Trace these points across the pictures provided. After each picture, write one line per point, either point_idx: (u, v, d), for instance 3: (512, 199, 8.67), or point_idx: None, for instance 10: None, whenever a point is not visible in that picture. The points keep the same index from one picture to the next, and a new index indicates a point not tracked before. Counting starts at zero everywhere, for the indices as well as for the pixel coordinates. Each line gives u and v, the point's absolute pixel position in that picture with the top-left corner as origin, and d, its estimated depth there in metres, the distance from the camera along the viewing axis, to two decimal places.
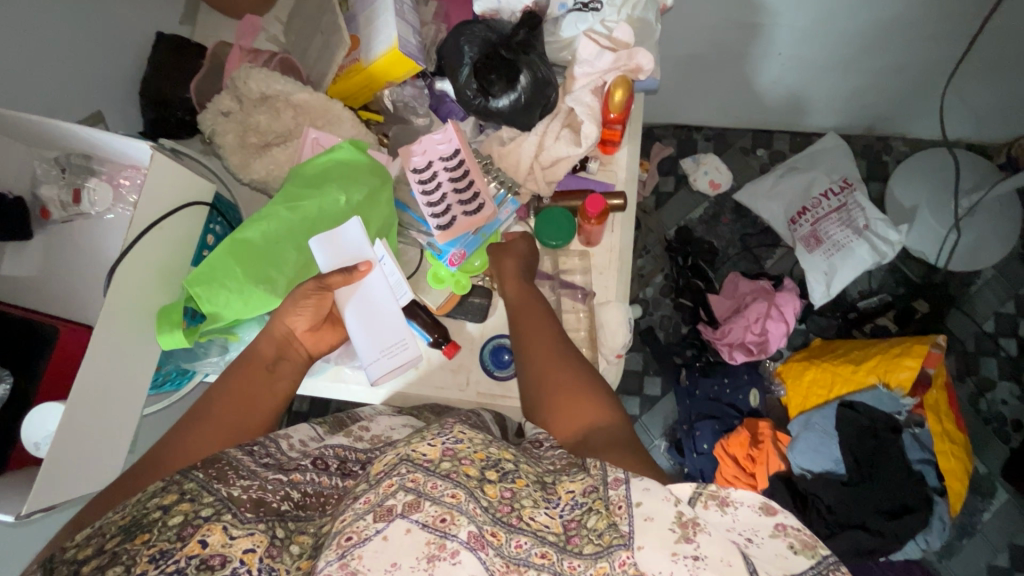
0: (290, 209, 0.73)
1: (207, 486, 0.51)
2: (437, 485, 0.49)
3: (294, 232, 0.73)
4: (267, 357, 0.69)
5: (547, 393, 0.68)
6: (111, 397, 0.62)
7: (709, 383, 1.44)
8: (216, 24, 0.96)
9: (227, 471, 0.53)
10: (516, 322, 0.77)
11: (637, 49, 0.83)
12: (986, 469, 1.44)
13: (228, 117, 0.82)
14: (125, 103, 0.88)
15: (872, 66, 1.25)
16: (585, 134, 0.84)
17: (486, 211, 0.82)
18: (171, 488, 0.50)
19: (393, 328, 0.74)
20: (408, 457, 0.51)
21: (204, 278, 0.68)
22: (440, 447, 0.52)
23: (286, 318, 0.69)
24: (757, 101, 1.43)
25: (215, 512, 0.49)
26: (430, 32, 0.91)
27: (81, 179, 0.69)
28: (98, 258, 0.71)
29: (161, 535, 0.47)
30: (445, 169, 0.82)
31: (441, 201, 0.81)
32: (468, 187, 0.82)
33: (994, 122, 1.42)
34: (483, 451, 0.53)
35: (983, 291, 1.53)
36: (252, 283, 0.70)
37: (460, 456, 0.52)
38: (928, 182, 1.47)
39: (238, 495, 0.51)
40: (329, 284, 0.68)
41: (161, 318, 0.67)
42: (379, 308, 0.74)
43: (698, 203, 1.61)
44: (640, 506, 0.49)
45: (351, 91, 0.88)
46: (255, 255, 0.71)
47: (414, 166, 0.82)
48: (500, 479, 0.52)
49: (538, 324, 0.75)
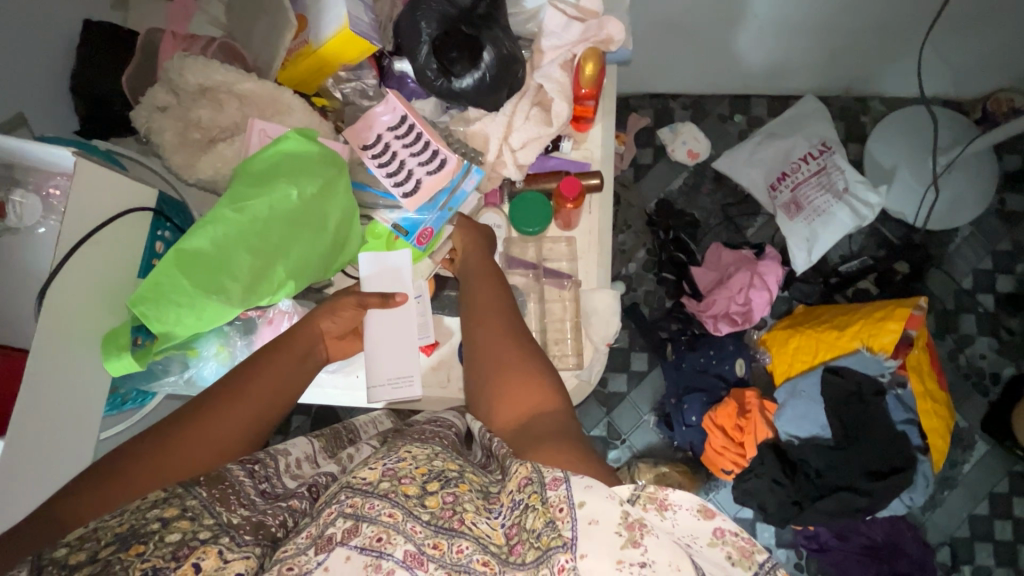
0: (238, 210, 0.67)
1: (210, 507, 0.49)
2: (373, 506, 0.46)
3: (247, 233, 0.67)
4: (298, 346, 0.68)
5: (492, 383, 0.64)
6: (58, 420, 0.58)
7: (696, 356, 1.43)
8: (152, 10, 0.88)
9: (228, 493, 0.51)
10: (469, 305, 0.72)
11: (607, 17, 0.79)
12: (965, 423, 1.47)
13: (166, 112, 0.75)
14: (55, 101, 0.81)
15: (848, 25, 1.21)
16: (555, 113, 0.80)
17: (450, 164, 0.78)
18: (173, 501, 0.48)
19: (406, 361, 0.77)
20: (348, 484, 0.48)
21: (153, 296, 0.63)
22: (380, 469, 0.50)
23: (319, 321, 0.71)
24: (734, 66, 1.38)
25: (213, 534, 0.46)
26: (385, 8, 0.83)
27: (5, 192, 0.63)
28: (25, 276, 0.64)
29: (156, 550, 0.44)
30: (397, 139, 0.78)
31: (402, 170, 0.78)
32: (425, 147, 0.78)
33: (971, 76, 1.39)
34: (426, 466, 0.51)
35: (962, 248, 1.53)
36: (203, 294, 0.64)
37: (400, 475, 0.49)
38: (906, 142, 1.45)
39: (237, 521, 0.48)
40: (367, 302, 0.74)
41: (107, 343, 0.63)
42: (401, 340, 0.77)
43: (677, 174, 1.57)
44: (583, 508, 0.46)
45: (302, 77, 0.82)
46: (206, 264, 0.65)
47: (365, 143, 0.79)
48: (443, 487, 0.49)
49: (489, 309, 0.70)
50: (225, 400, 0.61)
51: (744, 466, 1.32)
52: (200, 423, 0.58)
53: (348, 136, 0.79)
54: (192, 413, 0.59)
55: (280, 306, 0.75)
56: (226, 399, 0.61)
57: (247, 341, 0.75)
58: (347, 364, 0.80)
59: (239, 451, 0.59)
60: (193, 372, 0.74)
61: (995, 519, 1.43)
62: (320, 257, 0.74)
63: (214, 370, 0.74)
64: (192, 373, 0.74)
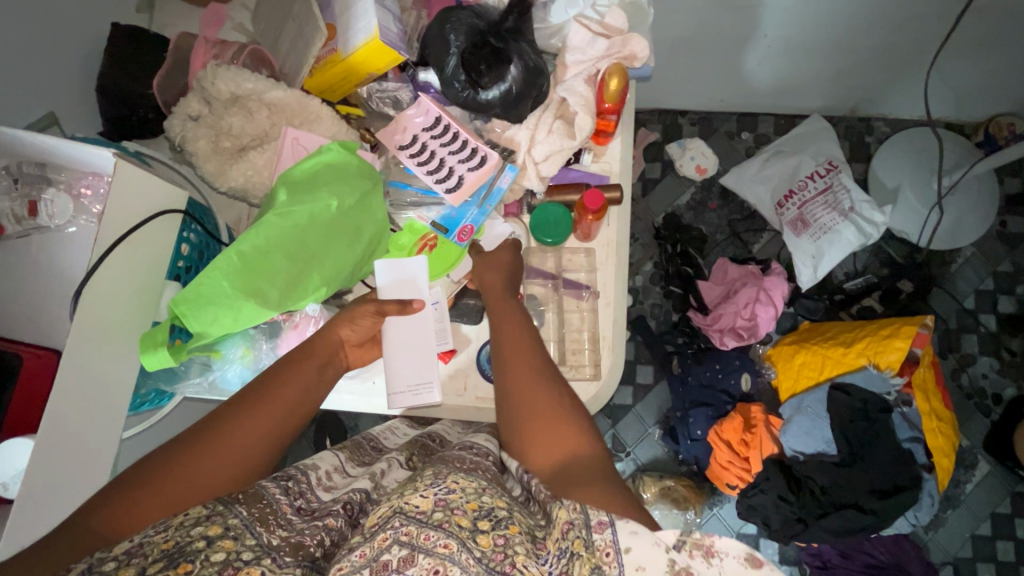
0: (281, 216, 0.68)
1: (250, 527, 0.49)
2: (429, 536, 0.47)
3: (287, 240, 0.68)
4: (321, 356, 0.68)
5: (528, 416, 0.63)
6: (87, 433, 0.57)
7: (701, 370, 1.44)
8: (178, 14, 0.89)
9: (268, 514, 0.50)
10: (497, 339, 0.70)
11: (631, 35, 0.81)
12: (968, 442, 1.48)
13: (198, 121, 0.76)
14: (81, 103, 0.82)
15: (856, 49, 1.23)
16: (579, 126, 0.80)
17: (490, 161, 0.80)
18: (216, 518, 0.48)
19: (424, 367, 0.77)
20: (400, 510, 0.49)
21: (193, 297, 0.64)
22: (432, 498, 0.50)
23: (339, 329, 0.71)
24: (744, 84, 1.41)
25: (255, 556, 0.46)
26: (411, 20, 0.85)
27: (37, 190, 0.63)
28: (58, 280, 0.64)
29: (203, 567, 0.44)
30: (434, 139, 0.80)
31: (442, 168, 0.80)
32: (463, 144, 0.80)
33: (974, 100, 1.42)
34: (476, 501, 0.50)
35: (964, 268, 1.55)
36: (242, 296, 0.65)
37: (452, 506, 0.49)
38: (910, 163, 1.48)
39: (277, 542, 0.48)
40: (385, 310, 0.73)
41: (145, 337, 0.63)
42: (420, 347, 0.77)
43: (685, 189, 1.59)
44: (629, 554, 0.47)
45: (328, 84, 0.83)
46: (245, 266, 0.65)
47: (401, 144, 0.80)
48: (494, 527, 0.48)
49: (516, 341, 0.69)
50: (256, 410, 0.60)
51: (749, 480, 1.32)
52: (229, 432, 0.58)
53: (383, 140, 0.81)
54: (222, 421, 0.59)
55: (306, 311, 0.74)
56: (255, 410, 0.60)
57: (272, 345, 0.75)
58: (364, 371, 0.80)
59: (264, 461, 0.59)
60: (217, 375, 0.74)
61: (997, 540, 1.44)
62: (349, 268, 0.75)
63: (238, 373, 0.74)
64: (215, 376, 0.74)
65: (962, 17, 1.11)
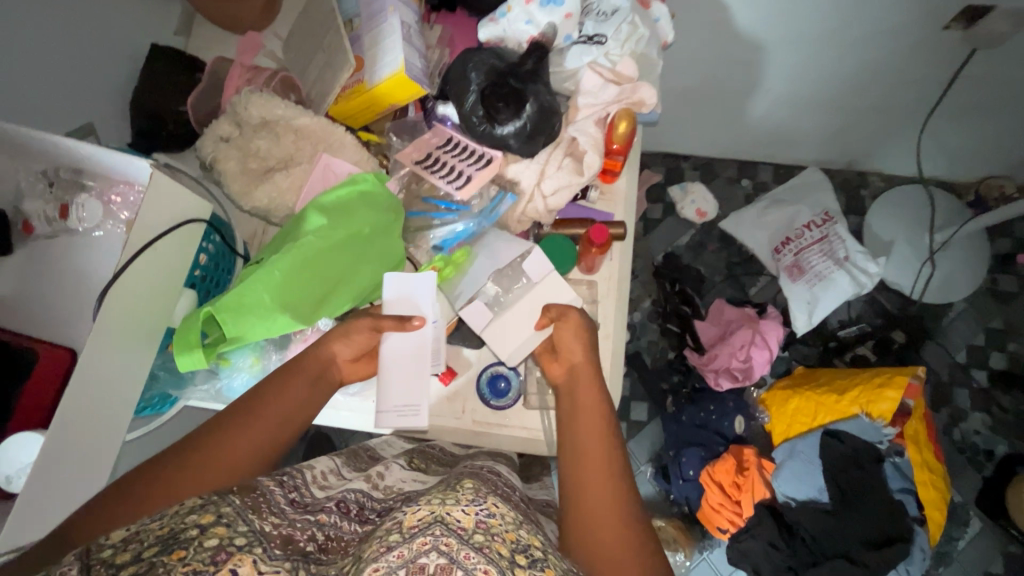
0: (321, 237, 0.72)
1: (243, 514, 0.48)
2: (470, 556, 0.45)
3: (321, 260, 0.72)
4: (312, 371, 0.69)
5: (597, 518, 0.58)
6: (94, 427, 0.58)
7: (695, 410, 1.45)
8: (213, 39, 0.95)
9: (260, 502, 0.51)
10: (576, 421, 0.66)
11: (641, 83, 0.85)
12: (960, 498, 1.48)
13: (228, 142, 0.80)
14: (115, 116, 0.86)
15: (853, 107, 1.29)
16: (588, 164, 0.84)
17: (494, 160, 0.85)
18: (209, 508, 0.46)
19: (415, 388, 0.73)
20: (441, 518, 0.48)
21: (235, 306, 0.67)
22: (473, 517, 0.48)
23: (332, 344, 0.72)
24: (745, 133, 1.47)
25: (248, 543, 0.45)
26: (435, 57, 0.91)
27: (71, 195, 0.66)
28: (82, 282, 0.66)
29: (195, 554, 0.42)
30: (446, 153, 0.86)
31: (456, 174, 0.85)
32: (470, 152, 0.86)
33: (966, 161, 1.48)
34: (514, 533, 0.49)
35: (956, 323, 1.58)
36: (279, 308, 0.69)
37: (492, 531, 0.48)
38: (903, 218, 1.53)
39: (269, 530, 0.48)
40: (381, 326, 0.72)
41: (180, 339, 0.66)
42: (412, 366, 0.73)
43: (685, 230, 1.64)
44: None
45: (352, 112, 0.88)
46: (285, 282, 0.69)
47: (415, 159, 0.86)
48: (530, 565, 0.46)
49: (597, 429, 0.65)
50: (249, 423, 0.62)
51: (740, 525, 1.32)
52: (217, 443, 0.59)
53: (400, 160, 0.87)
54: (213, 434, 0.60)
55: (318, 325, 0.77)
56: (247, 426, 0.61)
57: (281, 355, 0.77)
58: (364, 389, 0.82)
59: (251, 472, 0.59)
60: (223, 384, 0.76)
61: None
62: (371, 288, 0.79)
63: (244, 381, 0.76)
64: (222, 385, 0.76)
65: (953, 81, 1.17)
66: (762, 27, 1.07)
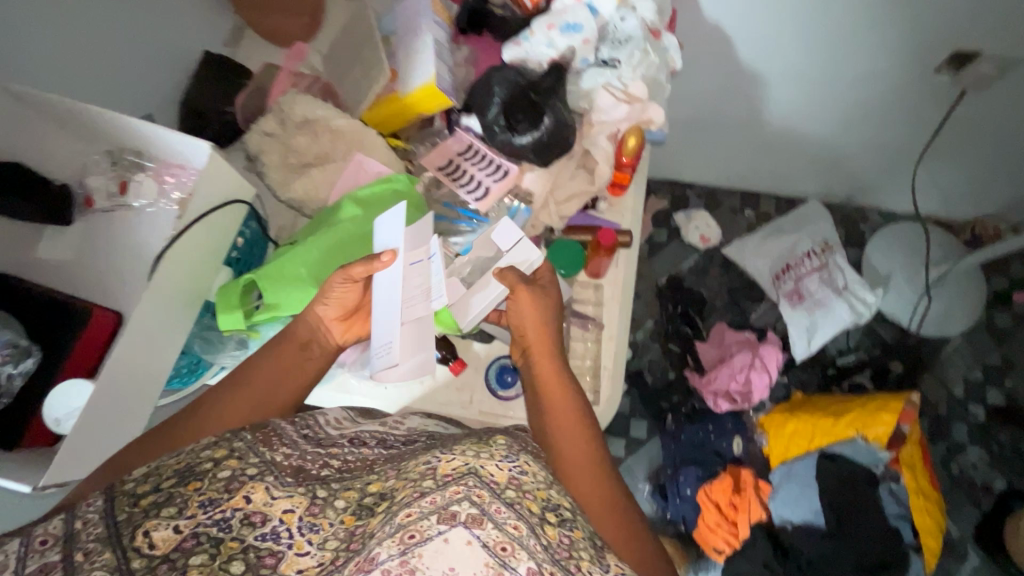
0: (354, 224, 0.80)
1: (253, 447, 0.56)
2: (501, 511, 0.51)
3: (352, 243, 0.79)
4: (300, 338, 0.73)
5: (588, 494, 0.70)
6: (142, 379, 0.64)
7: (694, 428, 1.48)
8: (260, 50, 1.03)
9: (272, 437, 0.59)
10: (549, 410, 0.75)
11: (650, 104, 0.93)
12: (958, 532, 1.48)
13: (270, 138, 0.87)
14: (167, 113, 0.94)
15: (850, 144, 1.37)
16: (598, 176, 0.93)
17: (511, 173, 0.93)
18: (222, 444, 0.55)
19: (387, 328, 0.65)
20: (475, 471, 0.53)
21: (274, 275, 0.76)
22: (507, 473, 0.54)
23: (314, 305, 0.72)
24: (747, 164, 1.55)
25: (259, 471, 0.54)
26: (461, 74, 1.00)
27: (130, 173, 0.72)
28: (131, 252, 0.73)
29: (210, 484, 0.51)
30: (468, 161, 0.95)
31: (475, 184, 0.92)
32: (489, 162, 0.94)
33: (960, 201, 1.54)
34: (545, 492, 0.56)
35: (953, 357, 1.61)
36: (314, 282, 0.77)
37: (524, 489, 0.54)
38: (900, 252, 1.59)
39: (280, 461, 0.56)
40: (349, 272, 0.68)
41: (223, 300, 0.74)
42: (385, 306, 0.67)
43: (688, 254, 1.70)
44: None
45: (384, 119, 0.96)
46: (323, 260, 0.78)
47: (438, 164, 0.95)
48: (560, 525, 0.54)
49: (570, 418, 0.74)
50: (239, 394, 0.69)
51: (736, 546, 1.32)
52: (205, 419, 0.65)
53: (423, 164, 0.95)
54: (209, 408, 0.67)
55: None
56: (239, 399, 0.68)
57: None
58: None
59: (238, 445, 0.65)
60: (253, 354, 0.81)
61: None
62: None
63: None
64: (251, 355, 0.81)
65: (944, 123, 1.25)
66: (764, 64, 1.16)
